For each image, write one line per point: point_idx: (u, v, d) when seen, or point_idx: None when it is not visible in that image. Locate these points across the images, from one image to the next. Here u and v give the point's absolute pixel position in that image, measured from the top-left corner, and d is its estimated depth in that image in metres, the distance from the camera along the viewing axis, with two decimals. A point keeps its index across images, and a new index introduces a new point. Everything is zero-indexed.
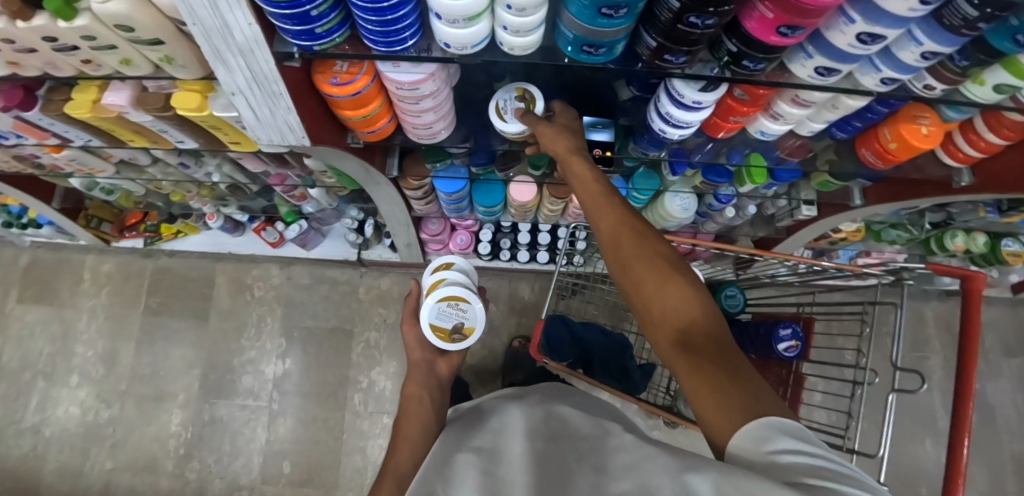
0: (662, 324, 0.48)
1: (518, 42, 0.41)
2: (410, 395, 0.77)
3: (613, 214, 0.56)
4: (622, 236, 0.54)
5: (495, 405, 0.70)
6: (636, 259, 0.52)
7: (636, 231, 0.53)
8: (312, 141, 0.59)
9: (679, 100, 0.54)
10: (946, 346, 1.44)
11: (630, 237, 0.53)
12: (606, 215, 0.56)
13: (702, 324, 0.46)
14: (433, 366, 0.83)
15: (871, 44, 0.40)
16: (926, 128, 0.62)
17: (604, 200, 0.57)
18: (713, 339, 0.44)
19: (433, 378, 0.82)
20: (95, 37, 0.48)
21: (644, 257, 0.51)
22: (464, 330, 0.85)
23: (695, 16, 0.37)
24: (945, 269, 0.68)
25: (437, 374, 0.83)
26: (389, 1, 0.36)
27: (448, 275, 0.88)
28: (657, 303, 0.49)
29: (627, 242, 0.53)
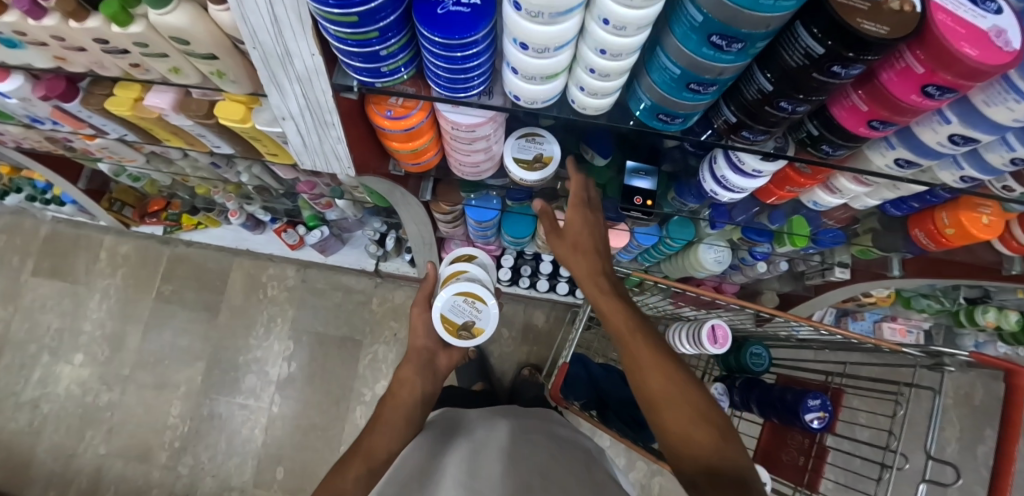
0: (683, 457, 0.49)
1: (591, 104, 0.39)
2: (402, 378, 0.75)
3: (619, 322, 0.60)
4: (633, 350, 0.57)
5: (477, 419, 0.73)
6: (646, 366, 0.55)
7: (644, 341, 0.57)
8: (355, 169, 0.58)
9: (738, 166, 0.54)
10: (964, 419, 1.40)
11: (653, 369, 0.55)
12: (629, 342, 0.58)
13: (726, 464, 0.47)
14: (432, 354, 0.80)
15: (963, 145, 0.39)
16: (986, 217, 0.60)
17: (627, 328, 0.59)
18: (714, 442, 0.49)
19: (429, 366, 0.78)
20: (148, 44, 0.46)
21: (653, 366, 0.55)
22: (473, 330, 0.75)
23: (785, 101, 0.35)
24: (990, 360, 0.66)
25: (437, 365, 0.80)
26: (465, 52, 0.35)
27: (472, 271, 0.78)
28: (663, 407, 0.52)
29: (636, 352, 0.57)
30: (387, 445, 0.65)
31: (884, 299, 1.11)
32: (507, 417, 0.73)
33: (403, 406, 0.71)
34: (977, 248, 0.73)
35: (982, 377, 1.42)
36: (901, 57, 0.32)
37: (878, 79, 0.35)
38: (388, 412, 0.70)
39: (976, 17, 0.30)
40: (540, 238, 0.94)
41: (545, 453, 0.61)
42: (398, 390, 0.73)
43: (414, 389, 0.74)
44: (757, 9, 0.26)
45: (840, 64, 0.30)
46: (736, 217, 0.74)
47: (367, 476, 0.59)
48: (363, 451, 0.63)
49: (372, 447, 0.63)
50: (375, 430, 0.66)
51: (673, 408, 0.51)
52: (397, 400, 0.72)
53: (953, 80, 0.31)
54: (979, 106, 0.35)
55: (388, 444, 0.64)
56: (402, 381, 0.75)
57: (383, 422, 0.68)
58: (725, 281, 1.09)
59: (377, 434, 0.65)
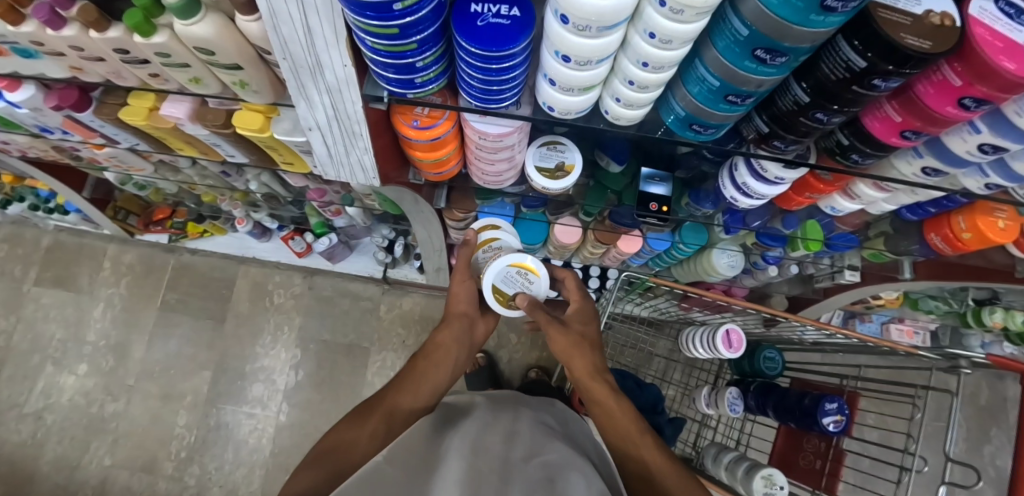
0: None
1: (624, 115, 0.39)
2: (439, 342, 0.71)
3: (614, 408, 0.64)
4: (627, 442, 0.61)
5: (480, 402, 0.71)
6: (637, 457, 0.60)
7: (638, 433, 0.62)
8: (377, 179, 0.57)
9: (760, 173, 0.54)
10: (970, 420, 1.40)
11: (662, 462, 0.59)
12: (635, 438, 0.61)
13: None
14: (472, 322, 0.76)
15: (992, 154, 0.40)
16: (1002, 221, 0.61)
17: (631, 429, 0.62)
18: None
19: (467, 335, 0.74)
20: (170, 55, 0.46)
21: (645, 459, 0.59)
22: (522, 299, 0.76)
23: (821, 112, 0.35)
24: (1008, 364, 0.65)
25: (475, 334, 0.77)
26: (502, 64, 0.34)
27: (514, 240, 0.78)
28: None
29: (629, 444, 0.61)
30: (411, 403, 0.63)
31: (893, 301, 1.12)
32: (511, 406, 0.71)
33: (435, 362, 0.69)
34: (992, 252, 0.74)
35: (988, 377, 1.43)
36: (939, 70, 0.33)
37: (914, 91, 0.35)
38: (419, 369, 0.67)
39: (1012, 30, 0.30)
40: (552, 244, 0.93)
41: (548, 444, 0.61)
42: (433, 350, 0.70)
43: (449, 355, 0.70)
44: (805, 25, 0.26)
45: (880, 78, 0.31)
46: (750, 223, 0.74)
47: (386, 431, 0.58)
48: (383, 408, 0.61)
49: (395, 406, 0.61)
50: (400, 385, 0.65)
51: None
52: (428, 357, 0.69)
53: (990, 92, 0.32)
54: (1011, 115, 0.36)
55: (412, 404, 0.63)
56: (438, 342, 0.71)
57: (410, 381, 0.65)
58: (734, 285, 1.09)
59: (403, 393, 0.64)
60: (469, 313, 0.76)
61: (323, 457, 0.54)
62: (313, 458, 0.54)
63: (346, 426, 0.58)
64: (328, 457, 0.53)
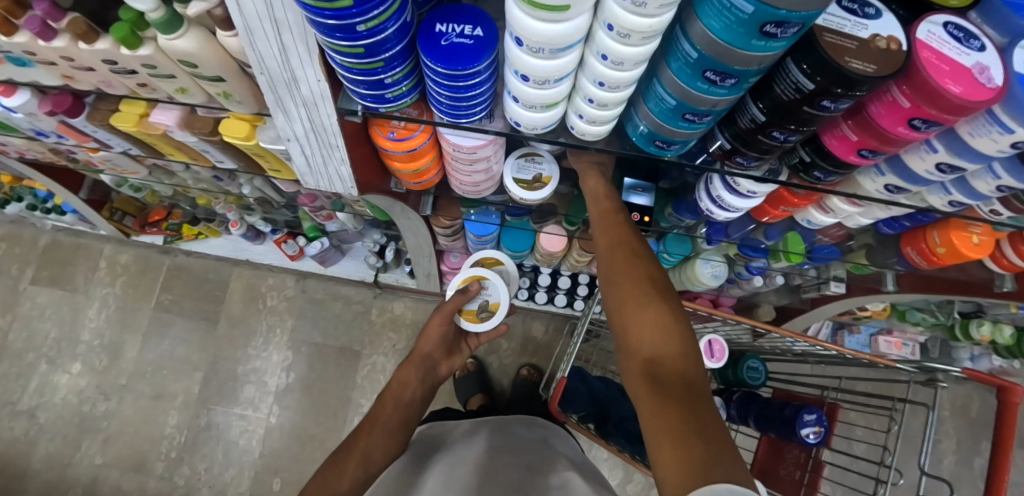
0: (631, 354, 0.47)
1: (589, 130, 0.40)
2: (403, 381, 0.77)
3: (621, 259, 0.52)
4: (627, 302, 0.49)
5: (462, 429, 0.78)
6: (633, 316, 0.48)
7: (643, 289, 0.49)
8: (357, 189, 0.59)
9: (734, 187, 0.55)
10: (960, 431, 1.40)
11: (626, 256, 0.52)
12: (608, 236, 0.55)
13: (678, 363, 0.43)
14: (436, 363, 0.82)
15: (949, 173, 0.41)
16: (977, 237, 0.61)
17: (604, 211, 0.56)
18: (684, 384, 0.41)
19: (431, 373, 0.81)
20: (156, 66, 0.47)
21: (644, 319, 0.47)
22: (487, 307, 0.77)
23: (777, 131, 0.36)
24: (982, 376, 0.67)
25: (437, 374, 0.83)
26: (468, 81, 0.36)
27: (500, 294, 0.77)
28: (643, 362, 0.45)
29: (628, 305, 0.49)
30: (384, 445, 0.68)
31: (880, 313, 1.12)
32: (488, 428, 0.77)
33: (397, 402, 0.75)
34: (970, 265, 0.75)
35: (979, 389, 1.43)
36: (888, 91, 0.34)
37: (867, 111, 0.36)
38: (388, 412, 0.73)
39: (959, 54, 0.32)
40: (539, 252, 0.95)
41: (514, 472, 0.64)
42: (398, 392, 0.76)
43: (413, 396, 0.76)
44: (748, 49, 0.27)
45: (829, 99, 0.32)
46: (732, 235, 0.76)
47: (363, 478, 0.64)
48: (359, 454, 0.66)
49: (368, 449, 0.66)
50: (371, 427, 0.70)
51: (634, 296, 0.49)
52: (393, 398, 0.75)
53: (937, 114, 0.32)
54: (965, 136, 0.37)
55: (386, 445, 0.68)
56: (402, 383, 0.77)
57: (381, 423, 0.71)
58: (722, 295, 1.10)
59: (375, 434, 0.69)
60: (434, 355, 0.81)
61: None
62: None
63: (325, 474, 0.64)
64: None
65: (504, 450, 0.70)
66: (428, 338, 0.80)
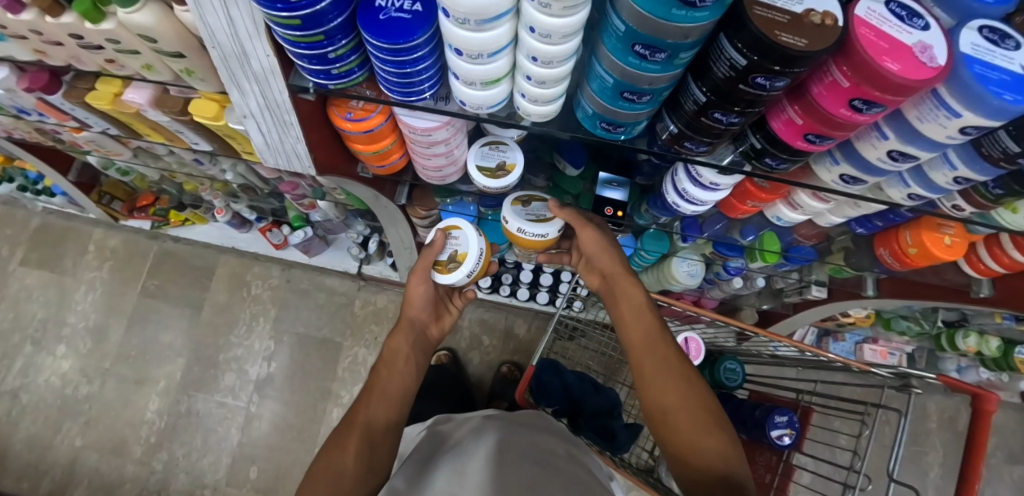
0: (677, 456, 0.53)
1: (535, 110, 0.40)
2: (395, 350, 0.70)
3: (667, 370, 0.58)
4: (676, 413, 0.55)
5: (468, 431, 0.66)
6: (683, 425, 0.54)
7: (690, 400, 0.55)
8: (318, 170, 0.59)
9: (697, 178, 0.55)
10: (947, 444, 1.38)
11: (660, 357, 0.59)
12: (639, 333, 0.63)
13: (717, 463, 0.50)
14: (424, 327, 0.76)
15: (902, 162, 0.40)
16: (950, 238, 0.60)
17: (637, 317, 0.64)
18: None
19: (422, 339, 0.74)
20: (119, 41, 0.48)
21: (694, 432, 0.53)
22: (458, 256, 0.71)
23: (720, 112, 0.36)
24: (957, 383, 0.66)
25: (428, 338, 0.77)
26: (408, 56, 0.36)
27: (469, 243, 0.71)
28: (688, 461, 0.52)
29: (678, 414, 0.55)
30: (385, 415, 0.61)
31: (864, 320, 1.11)
32: (499, 426, 0.64)
33: (394, 372, 0.67)
34: (947, 269, 0.74)
35: (967, 402, 1.41)
36: (829, 71, 0.33)
37: (810, 93, 0.36)
38: (384, 380, 0.65)
39: (900, 33, 0.31)
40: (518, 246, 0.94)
41: (526, 469, 0.54)
42: (392, 360, 0.68)
43: (408, 362, 0.69)
44: (673, 20, 0.27)
45: (764, 77, 0.31)
46: (706, 232, 0.75)
47: (368, 451, 0.57)
48: (361, 425, 0.59)
49: (371, 420, 0.60)
50: (370, 397, 0.63)
51: (674, 399, 0.56)
52: (388, 365, 0.68)
53: (878, 94, 0.32)
54: (914, 121, 0.36)
55: (388, 415, 0.61)
56: (395, 350, 0.70)
57: (378, 393, 0.63)
58: (704, 296, 1.10)
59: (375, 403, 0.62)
60: (422, 319, 0.76)
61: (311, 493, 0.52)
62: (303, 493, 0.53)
63: (328, 452, 0.57)
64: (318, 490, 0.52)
65: (518, 454, 0.57)
66: (412, 303, 0.75)
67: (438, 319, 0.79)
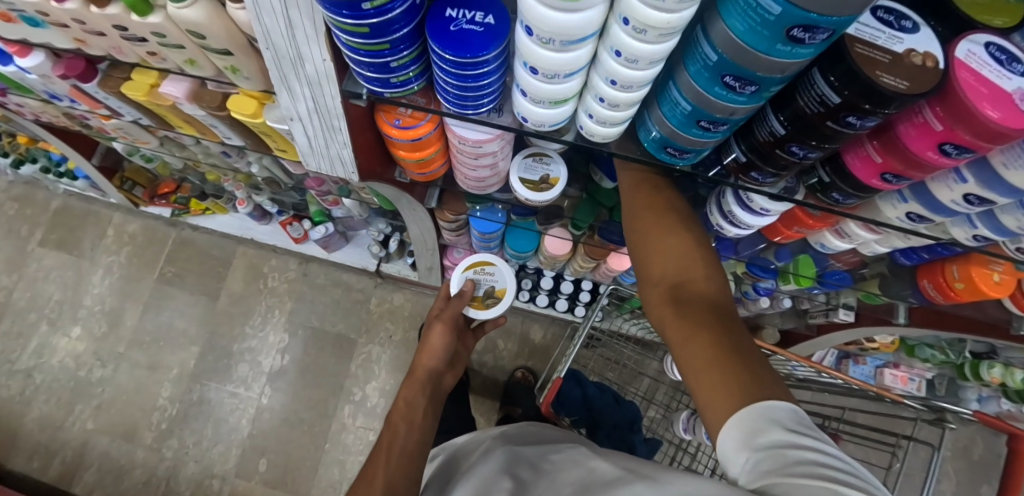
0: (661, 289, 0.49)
1: (599, 131, 0.39)
2: (407, 402, 0.72)
3: (644, 197, 0.52)
4: (653, 241, 0.50)
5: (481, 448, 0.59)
6: (661, 252, 0.50)
7: (666, 224, 0.50)
8: (359, 175, 0.58)
9: (747, 203, 0.53)
10: (961, 473, 1.36)
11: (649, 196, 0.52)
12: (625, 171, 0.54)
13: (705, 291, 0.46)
14: (440, 375, 0.77)
15: (978, 205, 0.38)
16: (998, 274, 0.58)
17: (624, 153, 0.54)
18: (717, 308, 0.44)
19: (436, 389, 0.76)
20: (165, 35, 0.47)
21: (674, 258, 0.49)
22: (497, 293, 0.81)
23: (797, 146, 0.34)
24: (993, 421, 0.64)
25: (443, 385, 0.78)
26: (476, 71, 0.34)
27: (505, 279, 0.82)
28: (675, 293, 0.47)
29: (655, 241, 0.50)
30: (403, 473, 0.59)
31: (887, 345, 1.09)
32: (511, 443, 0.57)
33: (408, 428, 0.67)
34: (987, 304, 0.72)
35: (983, 431, 1.38)
36: (920, 112, 0.31)
37: (895, 131, 0.34)
38: (401, 438, 0.65)
39: (1001, 78, 0.29)
40: (543, 254, 0.93)
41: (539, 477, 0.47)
42: (406, 413, 0.69)
43: (422, 416, 0.70)
44: (772, 54, 0.26)
45: (855, 116, 0.29)
46: (741, 252, 0.73)
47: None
48: (381, 487, 0.56)
49: (391, 480, 0.57)
50: (388, 455, 0.62)
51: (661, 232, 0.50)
52: (403, 419, 0.69)
53: (971, 140, 0.30)
54: (998, 167, 0.34)
55: (405, 472, 0.59)
56: (411, 402, 0.72)
57: (397, 450, 0.63)
58: None
59: (393, 463, 0.61)
60: (436, 368, 0.77)
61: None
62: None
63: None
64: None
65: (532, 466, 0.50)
66: (429, 351, 0.77)
67: (452, 367, 0.81)
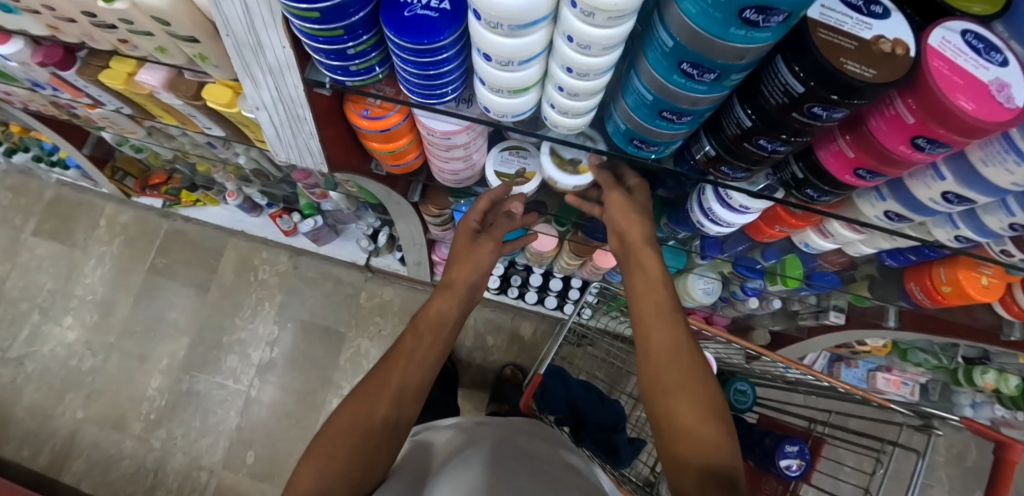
0: (675, 448, 0.46)
1: (563, 122, 0.38)
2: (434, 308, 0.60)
3: (677, 362, 0.49)
4: (680, 416, 0.47)
5: (465, 438, 0.57)
6: (689, 430, 0.46)
7: (697, 404, 0.47)
8: (331, 167, 0.57)
9: (727, 200, 0.52)
10: (954, 479, 1.34)
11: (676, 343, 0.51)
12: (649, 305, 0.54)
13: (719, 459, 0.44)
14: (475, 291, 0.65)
15: (957, 204, 0.37)
16: (986, 278, 0.57)
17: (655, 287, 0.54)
18: (727, 479, 0.42)
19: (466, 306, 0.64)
20: (132, 22, 0.46)
21: (702, 440, 0.45)
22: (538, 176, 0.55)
23: (765, 139, 0.33)
24: (981, 429, 0.62)
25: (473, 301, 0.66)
26: (434, 57, 0.33)
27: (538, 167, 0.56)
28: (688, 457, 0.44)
29: (685, 419, 0.46)
30: (421, 380, 0.53)
31: (879, 348, 1.07)
32: (498, 439, 0.56)
33: (435, 339, 0.57)
34: (977, 308, 0.70)
35: (977, 438, 1.37)
36: (891, 104, 0.30)
37: (867, 125, 0.33)
38: (425, 345, 0.56)
39: (976, 68, 0.28)
40: (530, 250, 0.92)
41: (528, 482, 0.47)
42: (433, 317, 0.59)
43: (451, 333, 0.59)
44: (727, 39, 0.24)
45: (820, 107, 0.28)
46: (727, 251, 0.72)
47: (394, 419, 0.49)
48: (394, 391, 0.50)
49: (404, 384, 0.51)
50: (407, 359, 0.54)
51: (686, 389, 0.48)
52: (431, 329, 0.58)
53: (944, 134, 0.29)
54: (976, 164, 0.33)
55: (422, 382, 0.53)
56: (443, 313, 0.60)
57: (418, 357, 0.54)
58: (716, 313, 1.06)
59: (411, 364, 0.54)
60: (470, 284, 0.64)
61: (315, 462, 0.44)
62: (306, 459, 0.45)
63: (351, 406, 0.49)
64: (336, 456, 0.45)
65: (520, 469, 0.49)
66: (466, 265, 0.64)
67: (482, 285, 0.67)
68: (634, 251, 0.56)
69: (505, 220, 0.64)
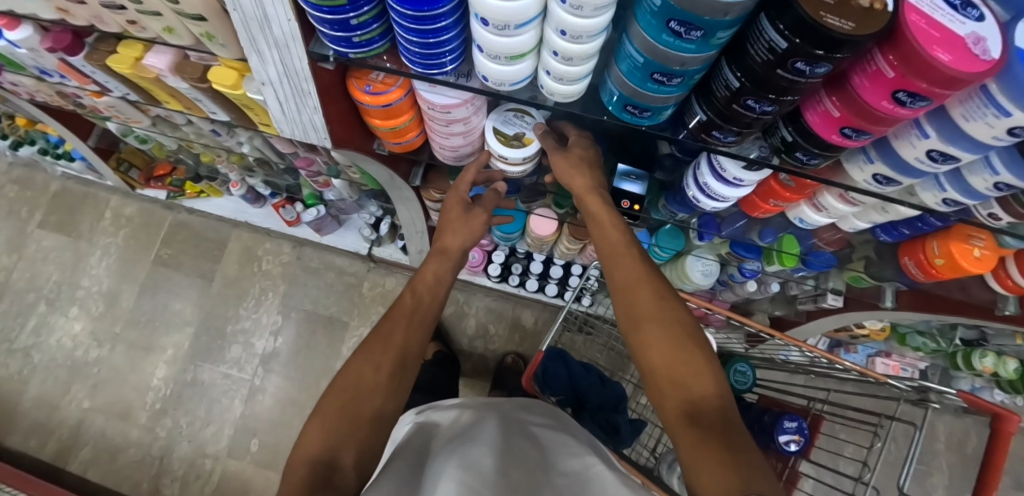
0: (667, 393, 0.46)
1: (558, 89, 0.39)
2: (434, 272, 0.62)
3: (646, 303, 0.50)
4: (655, 351, 0.48)
5: (465, 411, 0.58)
6: (666, 367, 0.46)
7: (674, 337, 0.48)
8: (334, 143, 0.59)
9: (720, 173, 0.53)
10: (954, 466, 1.35)
11: (649, 297, 0.51)
12: (617, 265, 0.54)
13: (708, 397, 0.43)
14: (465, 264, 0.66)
15: (942, 163, 0.38)
16: (978, 250, 0.57)
17: (619, 246, 0.55)
18: (717, 412, 0.42)
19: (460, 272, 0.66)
20: (141, 2, 0.47)
21: (681, 372, 0.46)
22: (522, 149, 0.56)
23: (753, 100, 0.35)
24: (977, 401, 0.63)
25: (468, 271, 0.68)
26: (434, 25, 0.34)
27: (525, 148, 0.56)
28: (679, 399, 0.44)
29: (661, 353, 0.47)
30: (420, 341, 0.55)
31: (877, 333, 1.08)
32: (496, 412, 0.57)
33: (432, 304, 0.59)
34: (971, 284, 0.71)
35: (977, 425, 1.37)
36: (873, 60, 0.31)
37: (852, 83, 0.34)
38: (425, 304, 0.58)
39: (953, 22, 0.28)
40: (530, 235, 0.93)
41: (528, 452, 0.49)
42: (431, 279, 0.61)
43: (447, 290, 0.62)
44: None
45: (803, 62, 0.29)
46: (724, 231, 0.73)
47: (400, 373, 0.51)
48: (396, 350, 0.52)
49: (406, 344, 0.53)
50: (407, 318, 0.56)
51: (667, 334, 0.48)
52: (429, 290, 0.60)
53: (926, 87, 0.30)
54: (958, 120, 0.34)
55: (422, 343, 0.55)
56: (439, 276, 0.62)
57: (418, 316, 0.56)
58: (716, 298, 1.08)
59: (409, 322, 0.55)
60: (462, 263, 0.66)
61: (325, 418, 0.46)
62: (315, 418, 0.47)
63: (358, 366, 0.50)
64: (344, 416, 0.46)
65: (520, 439, 0.51)
66: (455, 232, 0.65)
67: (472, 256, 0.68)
68: (581, 200, 0.57)
69: (492, 195, 0.68)
